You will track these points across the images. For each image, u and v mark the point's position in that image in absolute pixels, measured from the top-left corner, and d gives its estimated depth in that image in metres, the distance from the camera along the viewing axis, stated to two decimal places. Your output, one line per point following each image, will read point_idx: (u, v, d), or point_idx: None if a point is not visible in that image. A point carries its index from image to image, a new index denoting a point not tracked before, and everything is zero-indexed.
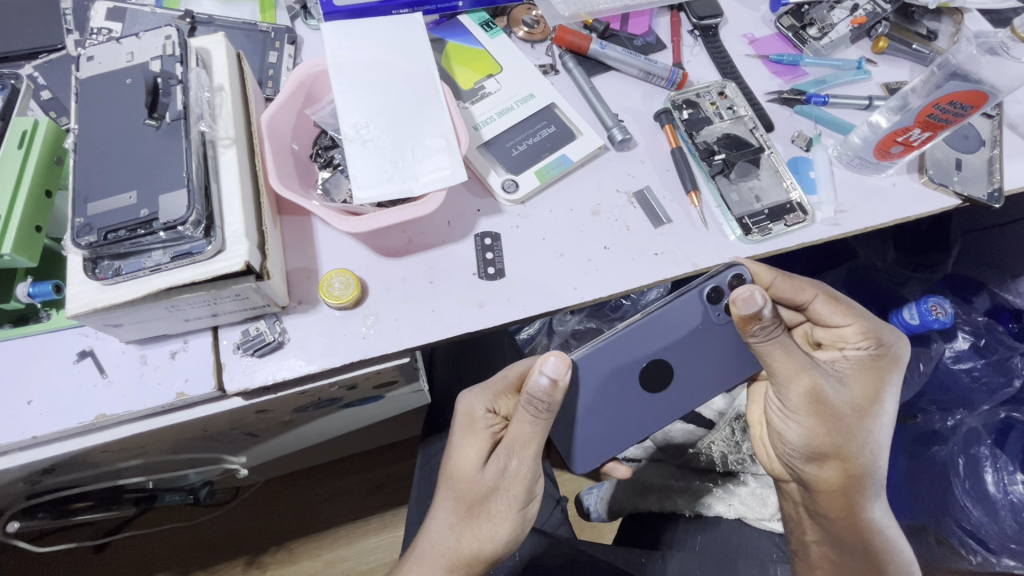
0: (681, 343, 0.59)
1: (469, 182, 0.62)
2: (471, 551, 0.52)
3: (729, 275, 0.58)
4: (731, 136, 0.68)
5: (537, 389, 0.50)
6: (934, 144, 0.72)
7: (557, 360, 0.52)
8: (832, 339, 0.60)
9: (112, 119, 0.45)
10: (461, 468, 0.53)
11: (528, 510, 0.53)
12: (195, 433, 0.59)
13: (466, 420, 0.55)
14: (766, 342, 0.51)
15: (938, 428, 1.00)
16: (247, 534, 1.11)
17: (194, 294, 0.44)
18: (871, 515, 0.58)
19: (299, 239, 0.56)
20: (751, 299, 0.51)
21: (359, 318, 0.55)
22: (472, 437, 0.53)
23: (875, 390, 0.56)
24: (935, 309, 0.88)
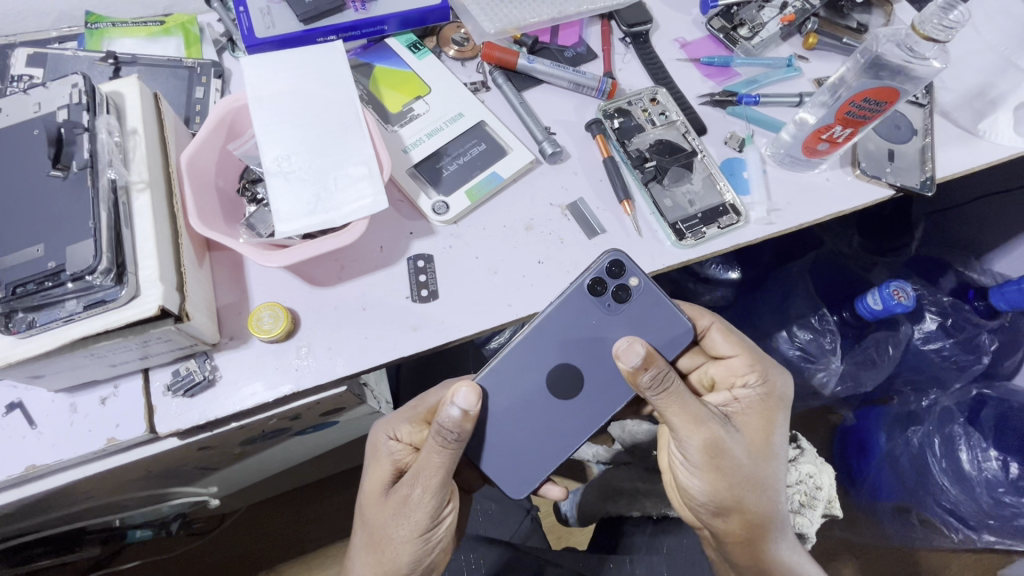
0: (579, 345, 0.56)
1: (401, 205, 0.62)
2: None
3: (607, 262, 0.56)
4: (664, 142, 0.69)
5: (445, 422, 0.48)
6: (866, 136, 0.73)
7: (467, 391, 0.50)
8: (725, 375, 0.59)
9: (19, 171, 0.46)
10: (369, 495, 0.54)
11: (431, 538, 0.53)
12: (142, 474, 0.59)
13: (373, 450, 0.56)
14: (658, 395, 0.50)
15: (916, 409, 1.03)
16: (227, 563, 1.10)
17: (112, 341, 0.45)
18: (775, 557, 0.57)
19: (230, 274, 0.57)
20: (630, 350, 0.49)
21: (291, 350, 0.55)
22: (377, 464, 0.55)
23: (769, 428, 0.56)
24: (896, 294, 0.89)
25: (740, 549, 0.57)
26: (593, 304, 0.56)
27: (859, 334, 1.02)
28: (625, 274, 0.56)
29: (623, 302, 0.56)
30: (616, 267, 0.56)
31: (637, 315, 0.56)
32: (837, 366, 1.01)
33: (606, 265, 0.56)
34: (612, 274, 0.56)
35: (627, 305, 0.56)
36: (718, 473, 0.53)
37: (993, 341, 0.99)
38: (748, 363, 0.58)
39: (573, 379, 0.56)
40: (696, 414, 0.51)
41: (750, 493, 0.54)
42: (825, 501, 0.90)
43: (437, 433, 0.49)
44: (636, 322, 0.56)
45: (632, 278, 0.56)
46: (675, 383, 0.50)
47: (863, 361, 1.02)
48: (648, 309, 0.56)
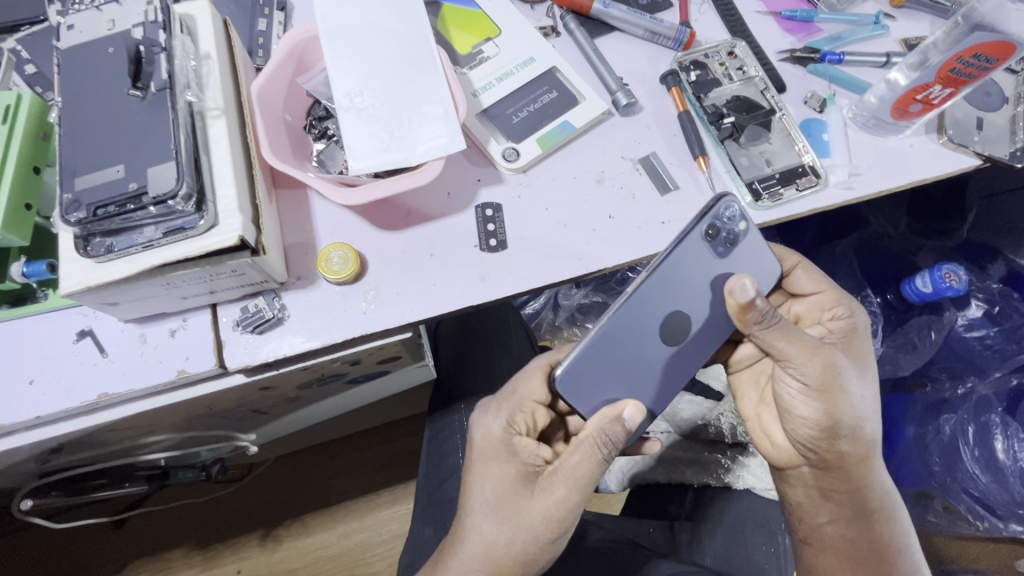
0: (690, 290, 0.54)
1: (468, 151, 0.60)
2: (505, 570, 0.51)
3: (721, 207, 0.52)
4: (742, 99, 0.66)
5: (610, 429, 0.49)
6: (954, 102, 0.69)
7: (635, 407, 0.50)
8: (808, 313, 0.60)
9: (96, 90, 0.44)
10: (489, 491, 0.52)
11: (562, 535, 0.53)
12: (200, 411, 0.59)
13: (490, 446, 0.54)
14: (774, 325, 0.49)
15: (949, 397, 0.99)
16: (261, 509, 1.12)
17: (188, 271, 0.44)
18: (879, 478, 0.59)
19: (296, 213, 0.55)
20: (745, 289, 0.47)
21: (359, 293, 0.53)
22: (498, 462, 0.53)
23: (863, 354, 0.58)
24: (949, 277, 0.87)
25: (850, 477, 0.58)
26: (704, 249, 0.53)
27: (902, 317, 1.01)
28: (737, 220, 0.53)
29: (733, 244, 0.54)
30: (730, 211, 0.53)
31: (744, 259, 0.54)
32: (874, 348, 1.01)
33: (721, 207, 0.53)
34: (724, 219, 0.53)
35: (739, 249, 0.54)
36: (835, 402, 0.53)
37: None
38: (835, 298, 0.58)
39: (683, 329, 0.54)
40: (813, 345, 0.51)
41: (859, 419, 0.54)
42: None
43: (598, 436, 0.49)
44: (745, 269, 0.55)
45: (743, 222, 0.53)
46: (782, 319, 0.49)
47: (904, 345, 1.01)
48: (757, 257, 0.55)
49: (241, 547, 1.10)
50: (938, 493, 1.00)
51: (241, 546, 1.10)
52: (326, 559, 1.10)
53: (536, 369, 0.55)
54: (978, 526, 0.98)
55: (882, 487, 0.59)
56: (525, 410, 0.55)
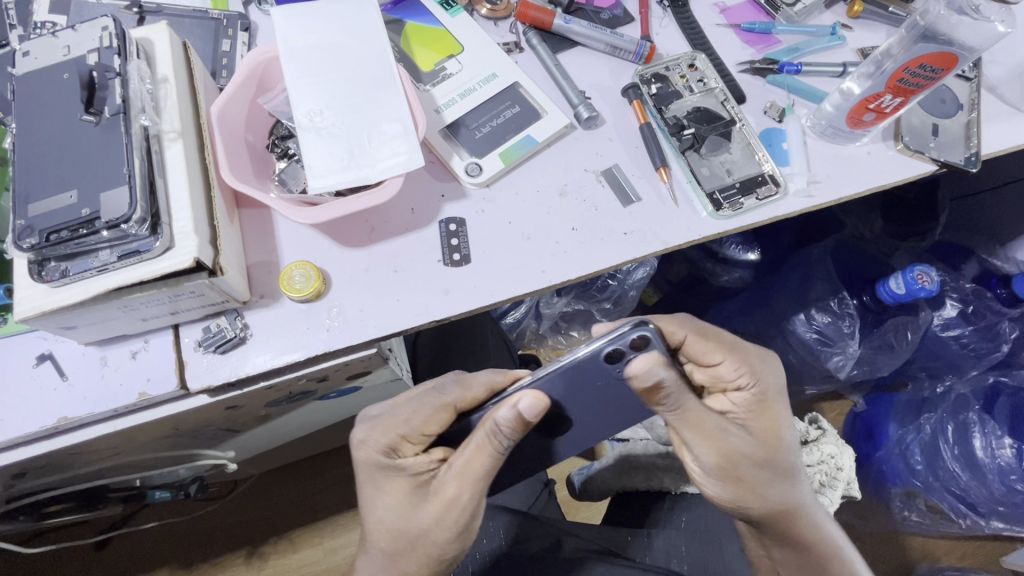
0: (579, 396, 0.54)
1: (432, 166, 0.61)
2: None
3: (632, 336, 0.46)
4: (702, 110, 0.67)
5: (501, 424, 0.47)
6: (910, 109, 0.70)
7: (532, 398, 0.47)
8: (713, 381, 0.58)
9: (49, 116, 0.44)
10: (387, 509, 0.53)
11: (466, 537, 0.53)
12: (168, 431, 0.59)
13: (372, 467, 0.54)
14: (679, 407, 0.48)
15: (929, 395, 1.05)
16: (243, 527, 1.11)
17: (146, 293, 0.44)
18: (817, 535, 0.59)
19: (259, 232, 0.55)
20: (650, 370, 0.45)
21: (323, 310, 0.54)
22: (391, 477, 0.53)
23: (772, 421, 0.57)
24: (921, 278, 0.88)
25: (778, 537, 0.59)
26: (603, 368, 0.50)
27: (878, 318, 1.01)
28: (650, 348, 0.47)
29: None
30: (642, 342, 0.46)
31: None
32: (854, 351, 1.02)
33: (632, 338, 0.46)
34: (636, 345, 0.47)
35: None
36: (736, 479, 0.54)
37: (1015, 329, 0.98)
38: (738, 368, 0.56)
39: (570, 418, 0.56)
40: (712, 431, 0.51)
41: (767, 488, 0.55)
42: (846, 482, 0.85)
43: (492, 433, 0.48)
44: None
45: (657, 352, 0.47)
46: (690, 399, 0.48)
47: (881, 346, 1.03)
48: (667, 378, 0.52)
49: (224, 566, 1.09)
50: (923, 492, 1.04)
51: (224, 565, 1.09)
52: None
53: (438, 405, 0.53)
54: (961, 525, 1.03)
55: (818, 537, 0.59)
56: (415, 438, 0.54)
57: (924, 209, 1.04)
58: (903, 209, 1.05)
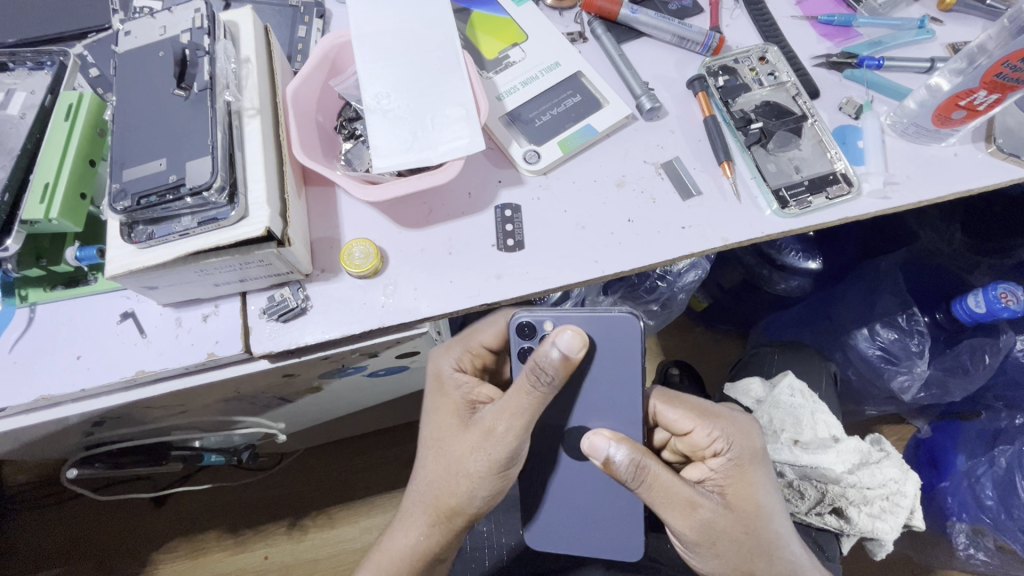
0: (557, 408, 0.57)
1: (491, 152, 0.61)
2: (449, 503, 0.54)
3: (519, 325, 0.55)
4: (772, 104, 0.64)
5: (546, 361, 0.49)
6: (1006, 109, 0.65)
7: (572, 336, 0.50)
8: (692, 447, 0.59)
9: (145, 90, 0.48)
10: (435, 430, 0.56)
11: (507, 473, 0.53)
12: (228, 394, 0.62)
13: (435, 380, 0.58)
14: (640, 484, 0.52)
15: (1005, 427, 0.96)
16: (288, 499, 1.17)
17: (221, 258, 0.46)
18: None
19: (325, 209, 0.58)
20: (593, 447, 0.52)
21: (379, 287, 0.55)
22: (443, 395, 0.57)
23: (753, 488, 0.56)
24: (1005, 297, 0.83)
25: None
26: None
27: (952, 338, 0.97)
28: (538, 324, 0.55)
29: None
30: (529, 327, 0.55)
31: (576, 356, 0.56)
32: (922, 370, 0.96)
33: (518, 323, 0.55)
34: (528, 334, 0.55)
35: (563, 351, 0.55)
36: (718, 553, 0.54)
37: None
38: (711, 433, 0.57)
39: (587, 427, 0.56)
40: (686, 504, 0.53)
41: (753, 559, 0.55)
42: (908, 510, 0.80)
43: (533, 372, 0.49)
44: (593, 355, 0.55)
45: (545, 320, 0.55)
46: (653, 473, 0.52)
47: (952, 368, 0.97)
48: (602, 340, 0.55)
49: (266, 535, 1.14)
50: (993, 531, 0.95)
51: (268, 533, 1.15)
52: (345, 552, 1.13)
53: (500, 326, 0.59)
54: None
55: None
56: (477, 351, 0.60)
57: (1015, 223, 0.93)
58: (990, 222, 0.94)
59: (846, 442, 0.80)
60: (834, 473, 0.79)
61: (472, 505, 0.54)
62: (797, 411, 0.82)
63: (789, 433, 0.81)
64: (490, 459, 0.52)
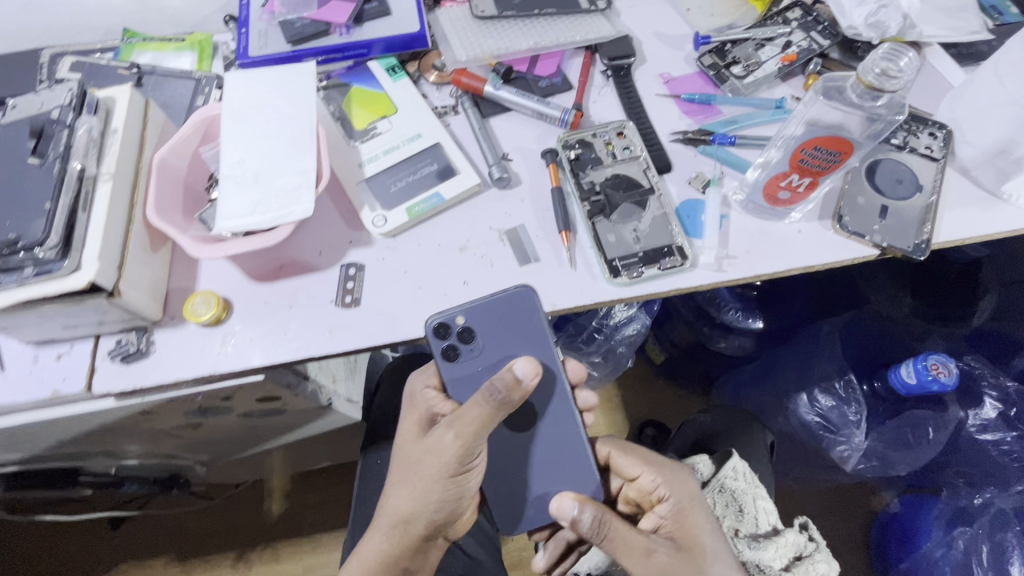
0: None
1: (346, 214, 0.66)
2: (408, 506, 0.58)
3: (436, 327, 0.58)
4: (621, 177, 0.68)
5: (501, 382, 0.53)
6: (856, 188, 0.67)
7: (526, 363, 0.55)
8: (642, 496, 0.64)
9: (7, 157, 0.55)
10: (404, 438, 0.60)
11: (461, 476, 0.57)
12: (97, 427, 0.67)
13: (408, 396, 0.62)
14: (604, 535, 0.56)
15: (967, 506, 1.11)
16: (231, 531, 1.21)
17: (52, 306, 0.52)
18: None
19: (186, 262, 0.63)
20: (562, 506, 0.57)
21: (219, 336, 0.60)
22: (412, 408, 0.60)
23: (699, 532, 0.58)
24: (935, 368, 1.02)
25: None
26: (455, 371, 0.60)
27: (897, 408, 1.15)
28: (450, 322, 0.59)
29: (472, 337, 0.59)
30: (443, 328, 0.58)
31: (491, 337, 0.60)
32: (858, 440, 1.16)
33: (431, 329, 0.58)
34: (443, 334, 0.59)
35: (481, 344, 0.59)
36: None
37: None
38: (653, 479, 0.63)
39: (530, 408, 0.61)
40: (642, 550, 0.56)
41: None
42: None
43: (489, 388, 0.53)
44: (504, 339, 0.60)
45: (457, 317, 0.58)
46: (612, 524, 0.56)
47: (894, 441, 1.17)
48: (511, 322, 0.60)
49: (212, 564, 1.19)
50: None
51: (214, 563, 1.19)
52: None
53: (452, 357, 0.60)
54: None
55: None
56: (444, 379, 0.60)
57: (962, 294, 1.14)
58: (934, 289, 1.18)
59: (786, 535, 0.77)
60: (773, 569, 0.74)
61: (430, 511, 0.58)
62: (738, 495, 0.80)
63: (730, 521, 0.79)
64: (442, 458, 0.55)
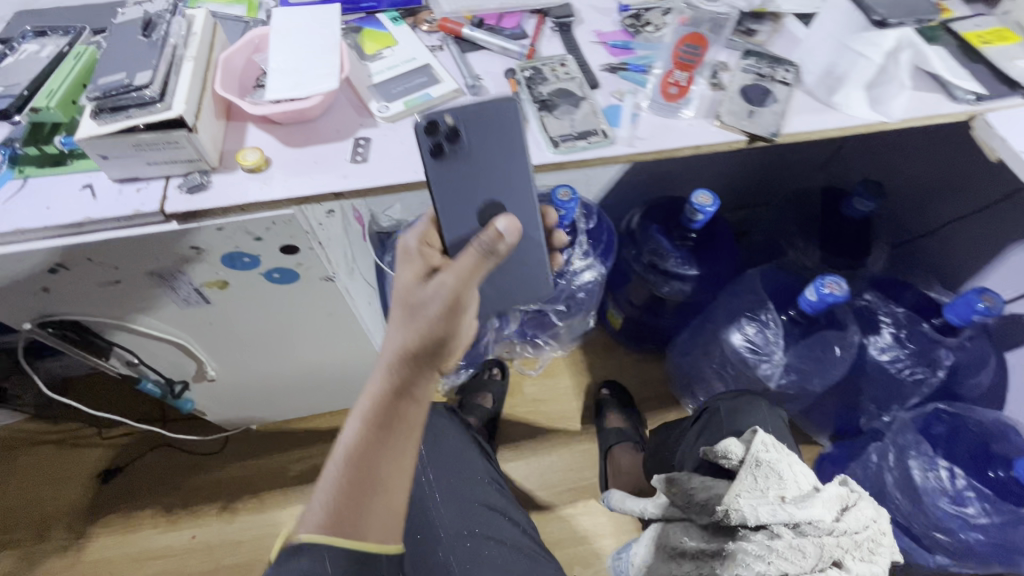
0: (468, 187, 0.81)
1: (358, 106, 0.89)
2: (414, 336, 0.74)
3: (426, 124, 0.77)
4: (562, 89, 0.92)
5: (492, 234, 0.74)
6: (730, 98, 0.92)
7: (507, 223, 0.77)
8: None
9: (122, 40, 0.77)
10: (403, 284, 0.77)
11: (458, 314, 0.75)
12: (153, 267, 0.85)
13: (405, 253, 0.80)
14: None
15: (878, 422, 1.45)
16: (207, 482, 1.71)
17: (151, 133, 0.72)
18: None
19: (237, 133, 0.85)
20: None
21: (261, 178, 0.80)
22: (409, 261, 0.79)
23: None
24: (831, 287, 1.26)
25: None
26: (439, 160, 0.79)
27: (807, 331, 1.37)
28: (439, 121, 0.77)
29: (455, 135, 0.79)
30: (432, 125, 0.77)
31: (471, 137, 0.80)
32: (777, 360, 1.39)
33: (421, 125, 0.77)
34: (434, 131, 0.78)
35: (462, 141, 0.79)
36: None
37: (950, 356, 1.36)
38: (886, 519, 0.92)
39: (498, 202, 0.82)
40: None
41: None
42: (888, 548, 0.91)
43: (482, 240, 0.75)
44: (477, 137, 0.80)
45: (445, 117, 0.77)
46: None
47: (811, 359, 1.38)
48: (484, 125, 0.80)
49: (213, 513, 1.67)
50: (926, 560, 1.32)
51: (206, 516, 1.66)
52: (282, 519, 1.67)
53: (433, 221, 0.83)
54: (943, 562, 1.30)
55: None
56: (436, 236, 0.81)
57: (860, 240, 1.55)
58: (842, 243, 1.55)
59: (826, 490, 0.92)
60: (825, 522, 0.87)
61: (432, 343, 0.74)
62: (778, 465, 0.95)
63: (776, 489, 0.93)
64: (444, 293, 0.74)
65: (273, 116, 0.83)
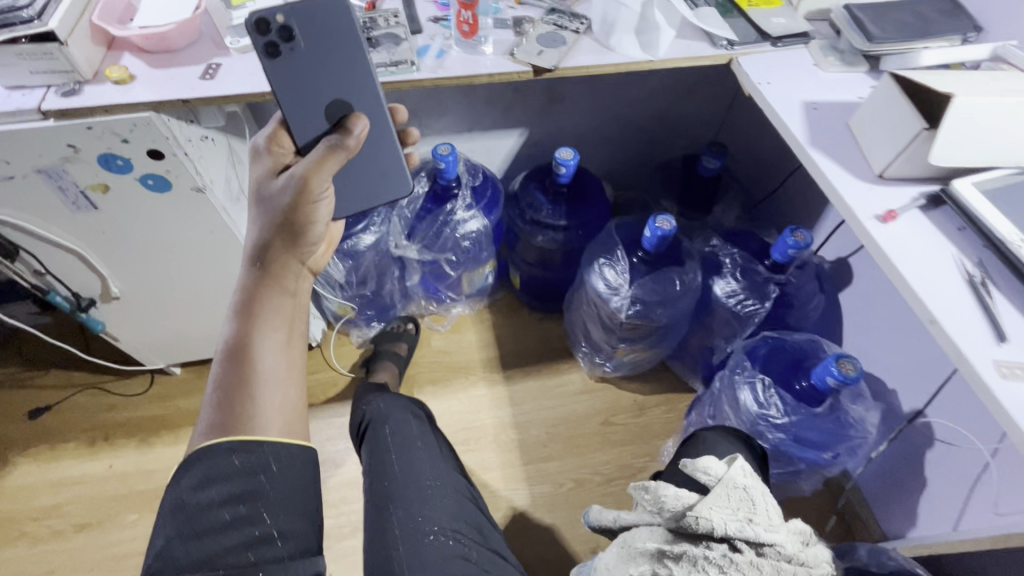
0: (312, 84, 0.99)
1: (216, 42, 1.10)
2: (272, 222, 0.95)
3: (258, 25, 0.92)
4: (389, 31, 1.11)
5: (345, 137, 0.92)
6: (525, 40, 1.13)
7: (359, 122, 0.94)
8: None
9: None
10: (259, 176, 0.99)
11: (315, 206, 0.95)
12: (38, 163, 1.05)
13: (255, 150, 1.01)
14: None
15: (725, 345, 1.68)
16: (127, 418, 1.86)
17: (30, 44, 0.92)
18: None
19: (112, 58, 1.05)
20: None
21: (123, 88, 1.00)
22: (264, 157, 0.99)
23: None
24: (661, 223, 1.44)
25: None
26: (280, 59, 0.96)
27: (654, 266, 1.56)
28: (271, 21, 0.93)
29: (290, 37, 0.95)
30: (264, 26, 0.93)
31: (303, 36, 0.96)
32: (624, 294, 1.56)
33: (252, 24, 0.92)
34: (268, 31, 0.93)
35: (295, 40, 0.95)
36: None
37: (775, 289, 1.54)
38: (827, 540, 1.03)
39: (342, 99, 1.01)
40: None
41: None
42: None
43: (335, 140, 0.92)
44: (310, 41, 0.96)
45: (275, 17, 0.93)
46: None
47: (658, 293, 1.56)
48: (315, 25, 0.96)
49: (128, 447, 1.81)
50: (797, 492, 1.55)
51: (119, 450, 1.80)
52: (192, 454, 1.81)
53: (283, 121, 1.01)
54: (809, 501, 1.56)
55: None
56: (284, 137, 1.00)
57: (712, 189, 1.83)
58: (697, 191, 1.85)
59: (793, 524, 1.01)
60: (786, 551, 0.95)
61: (292, 227, 0.96)
62: (753, 491, 1.01)
63: (745, 511, 0.99)
64: (301, 187, 0.92)
65: (139, 43, 1.04)
